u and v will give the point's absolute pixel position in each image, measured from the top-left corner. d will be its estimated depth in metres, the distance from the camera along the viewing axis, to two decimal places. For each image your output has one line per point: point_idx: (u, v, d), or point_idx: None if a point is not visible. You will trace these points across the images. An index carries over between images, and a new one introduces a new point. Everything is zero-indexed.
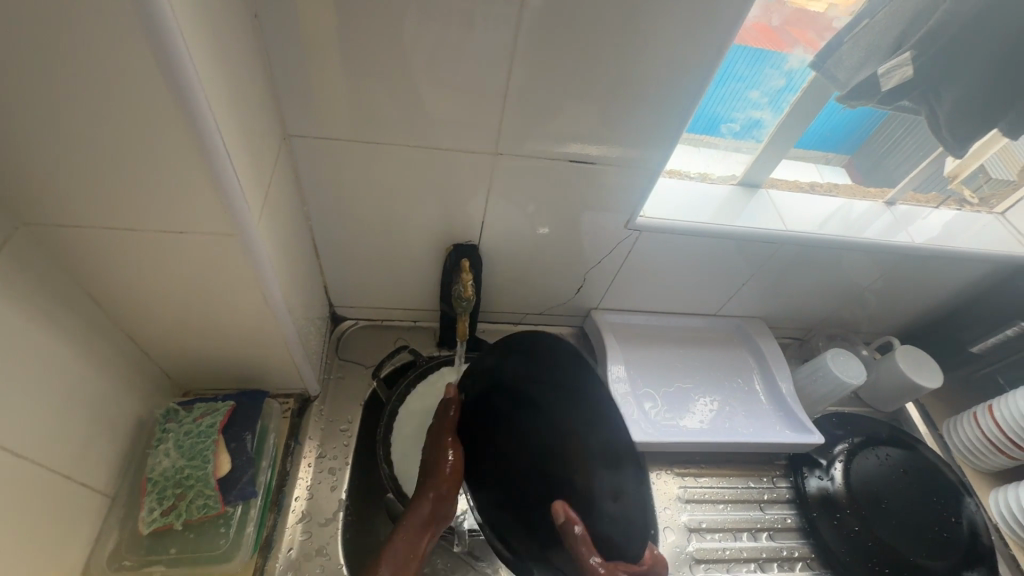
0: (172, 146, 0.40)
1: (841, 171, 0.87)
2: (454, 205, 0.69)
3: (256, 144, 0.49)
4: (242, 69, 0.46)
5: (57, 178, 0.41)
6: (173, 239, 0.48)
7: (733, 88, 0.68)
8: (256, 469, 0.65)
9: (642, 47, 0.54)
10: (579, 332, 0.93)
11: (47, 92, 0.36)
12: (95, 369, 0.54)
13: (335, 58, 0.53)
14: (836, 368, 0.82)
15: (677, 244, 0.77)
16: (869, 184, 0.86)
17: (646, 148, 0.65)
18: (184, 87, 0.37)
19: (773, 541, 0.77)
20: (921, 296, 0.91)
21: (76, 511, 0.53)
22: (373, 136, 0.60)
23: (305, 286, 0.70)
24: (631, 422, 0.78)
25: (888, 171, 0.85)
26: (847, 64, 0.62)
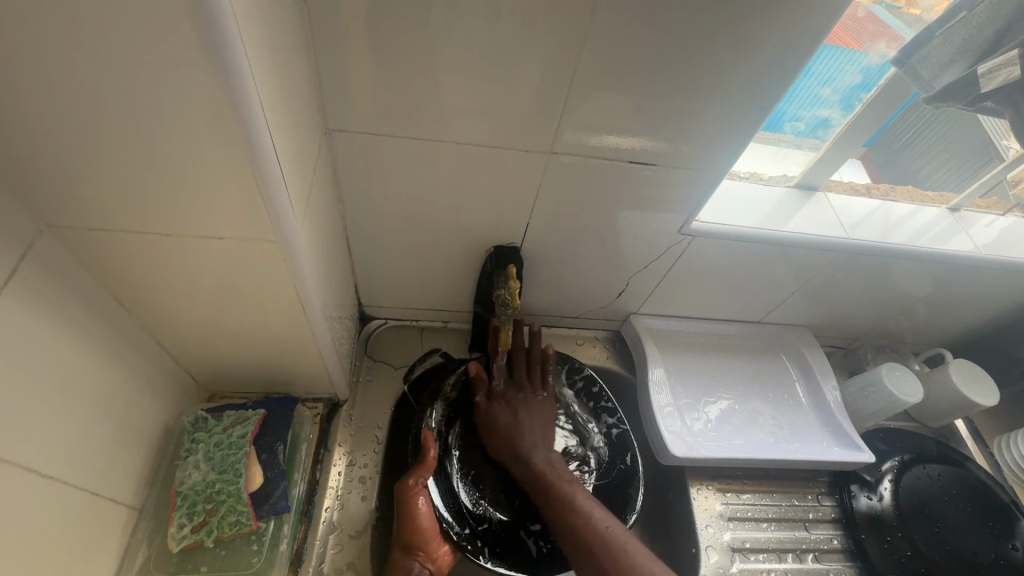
0: (217, 148, 0.36)
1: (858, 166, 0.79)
2: (498, 205, 0.65)
3: (301, 140, 0.45)
4: (290, 59, 0.42)
5: (89, 177, 0.38)
6: (211, 244, 0.44)
7: (805, 84, 0.61)
8: (289, 482, 0.62)
9: (717, 42, 0.50)
10: (614, 336, 0.90)
11: (82, 85, 0.32)
12: (123, 376, 0.51)
13: (383, 45, 0.49)
14: (891, 384, 0.78)
15: (730, 250, 0.72)
16: (885, 180, 0.80)
17: (709, 150, 0.60)
18: (237, 87, 0.33)
19: (819, 563, 0.74)
20: (978, 310, 0.86)
21: (104, 527, 0.51)
22: (420, 130, 0.56)
23: (339, 287, 0.66)
24: (672, 436, 0.75)
25: (907, 166, 0.78)
26: (934, 61, 0.57)
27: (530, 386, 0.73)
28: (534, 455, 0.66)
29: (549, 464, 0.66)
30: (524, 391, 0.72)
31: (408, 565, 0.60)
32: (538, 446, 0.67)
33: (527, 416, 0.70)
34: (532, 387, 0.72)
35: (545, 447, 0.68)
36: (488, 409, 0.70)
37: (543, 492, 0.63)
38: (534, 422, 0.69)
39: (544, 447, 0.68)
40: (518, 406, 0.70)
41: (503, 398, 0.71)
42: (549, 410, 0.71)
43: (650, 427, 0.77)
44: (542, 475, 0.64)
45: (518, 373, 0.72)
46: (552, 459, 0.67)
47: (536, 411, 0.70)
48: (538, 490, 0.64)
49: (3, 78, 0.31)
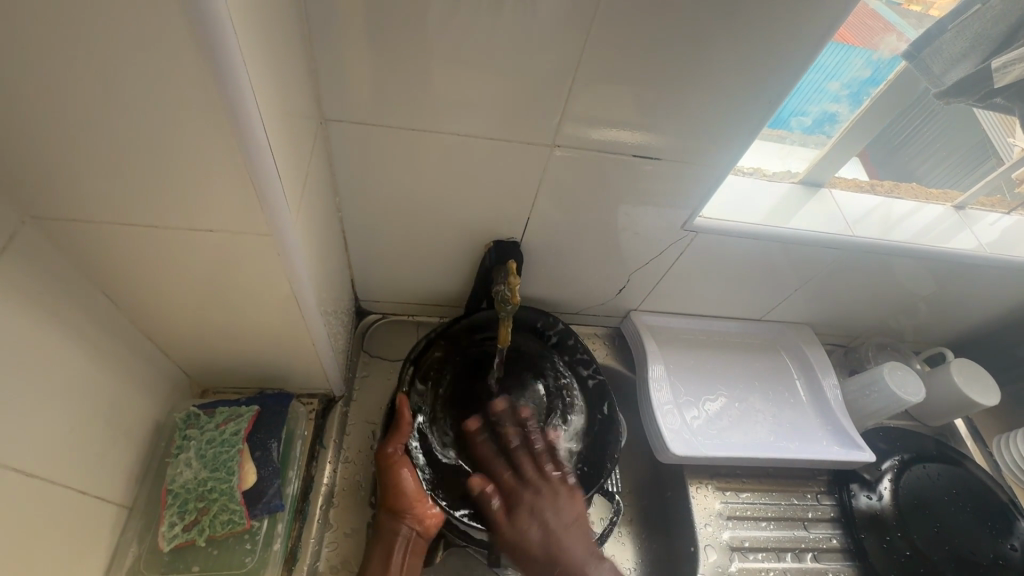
0: (207, 139, 0.35)
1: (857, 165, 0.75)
2: (498, 200, 0.64)
3: (295, 131, 0.44)
4: (284, 47, 0.40)
5: (72, 167, 0.36)
6: (202, 238, 0.43)
7: (812, 79, 0.59)
8: (283, 480, 0.61)
9: (724, 37, 0.48)
10: (614, 333, 0.89)
11: (64, 72, 0.30)
12: (112, 373, 0.50)
13: (380, 34, 0.47)
14: (892, 383, 0.77)
15: (732, 248, 0.71)
16: (885, 178, 0.77)
17: (713, 144, 0.59)
18: (227, 77, 0.31)
19: (817, 562, 0.74)
20: (980, 309, 0.85)
21: (92, 527, 0.49)
22: (419, 121, 0.54)
23: (334, 282, 0.65)
24: (672, 435, 0.74)
25: (906, 162, 0.75)
26: (947, 56, 0.57)
27: (549, 484, 0.64)
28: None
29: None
30: (546, 493, 0.63)
31: (395, 528, 0.61)
32: (587, 560, 0.58)
33: (563, 529, 0.60)
34: (550, 483, 0.64)
35: (598, 556, 0.59)
36: (514, 529, 0.61)
37: None
38: (574, 530, 0.60)
39: (594, 559, 0.59)
40: (547, 514, 0.61)
41: (526, 508, 0.62)
42: (578, 507, 0.63)
43: (649, 424, 0.76)
44: None
45: (528, 473, 0.64)
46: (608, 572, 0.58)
47: (565, 509, 0.62)
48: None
49: None
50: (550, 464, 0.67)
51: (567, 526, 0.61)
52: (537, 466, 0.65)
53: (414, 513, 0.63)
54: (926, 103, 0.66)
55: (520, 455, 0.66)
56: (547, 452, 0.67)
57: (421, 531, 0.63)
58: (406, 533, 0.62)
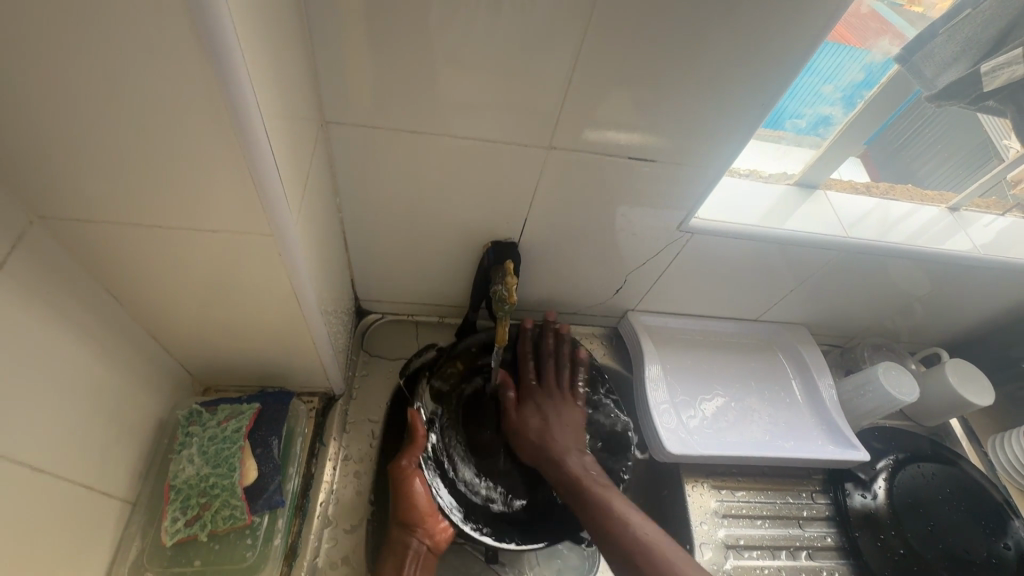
0: (211, 141, 0.36)
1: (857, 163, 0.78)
2: (496, 201, 0.65)
3: (297, 134, 0.45)
4: (286, 52, 0.41)
5: (79, 169, 0.37)
6: (205, 237, 0.44)
7: (808, 82, 0.60)
8: (284, 476, 0.63)
9: (718, 40, 0.49)
10: (612, 333, 0.90)
11: (73, 76, 0.31)
12: (116, 370, 0.51)
13: (380, 39, 0.48)
14: (887, 383, 0.78)
15: (728, 249, 0.72)
16: (885, 179, 0.80)
17: (709, 146, 0.60)
18: (230, 79, 0.32)
19: (812, 560, 0.75)
20: (974, 311, 0.86)
21: (96, 521, 0.50)
22: (418, 124, 0.55)
23: (335, 282, 0.66)
24: (668, 434, 0.75)
25: (907, 163, 0.77)
26: (937, 59, 0.58)
27: (558, 390, 0.72)
28: (567, 460, 0.65)
29: (583, 469, 0.65)
30: (553, 396, 0.71)
31: (406, 542, 0.61)
32: (571, 451, 0.66)
33: (557, 425, 0.68)
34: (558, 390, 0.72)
35: (578, 453, 0.66)
36: (518, 415, 0.70)
37: (576, 498, 0.62)
38: (566, 430, 0.68)
39: (576, 453, 0.66)
40: (548, 411, 0.70)
41: (533, 402, 0.71)
42: (578, 415, 0.70)
43: (645, 423, 0.77)
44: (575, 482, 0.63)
45: (547, 375, 0.73)
46: (587, 465, 0.65)
47: (566, 413, 0.70)
48: (575, 498, 0.62)
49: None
50: (568, 378, 0.74)
51: (563, 424, 0.69)
52: (559, 373, 0.74)
53: (425, 526, 0.62)
54: (919, 107, 0.67)
55: (547, 363, 0.74)
56: (571, 364, 0.75)
57: (431, 546, 0.62)
58: (416, 547, 0.61)
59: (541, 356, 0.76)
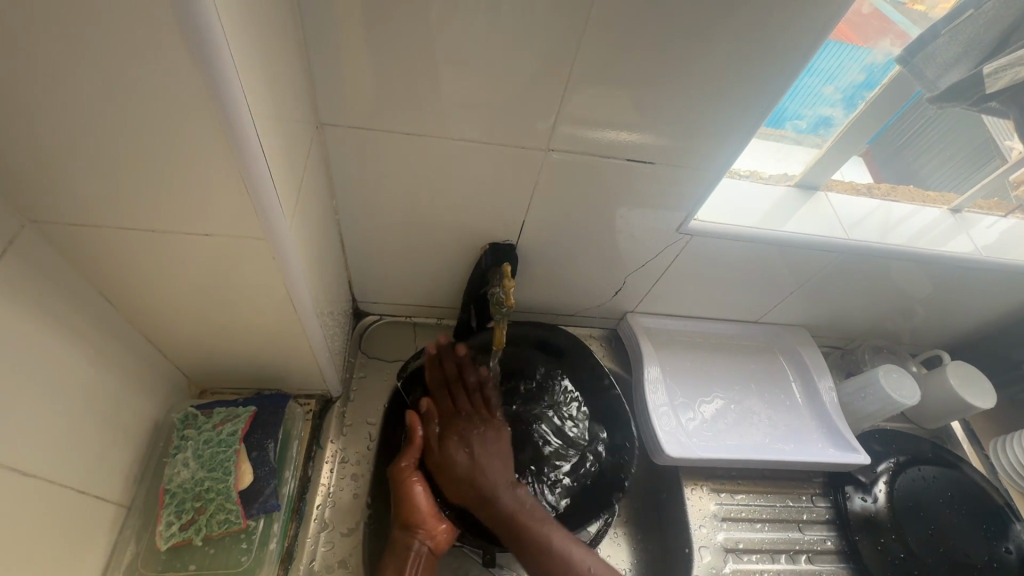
0: (203, 145, 0.36)
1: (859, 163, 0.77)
2: (494, 203, 0.64)
3: (291, 136, 0.44)
4: (280, 53, 0.41)
5: (70, 173, 0.37)
6: (198, 241, 0.44)
7: (807, 83, 0.60)
8: (279, 480, 0.61)
9: (716, 41, 0.49)
10: (610, 335, 0.89)
11: (61, 78, 0.31)
12: (111, 373, 0.51)
13: (376, 40, 0.48)
14: (888, 386, 0.77)
15: (727, 250, 0.72)
16: (886, 179, 0.78)
17: (707, 148, 0.59)
18: (222, 83, 0.32)
19: (811, 564, 0.74)
20: (976, 313, 0.86)
21: (91, 525, 0.50)
22: (414, 125, 0.55)
23: (331, 284, 0.65)
24: (667, 436, 0.74)
25: (909, 163, 0.76)
26: (939, 60, 0.57)
27: (479, 418, 0.69)
28: (501, 495, 0.63)
29: (517, 503, 0.63)
30: (477, 426, 0.68)
31: (407, 543, 0.60)
32: (504, 485, 0.64)
33: (484, 455, 0.66)
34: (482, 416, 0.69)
35: (510, 486, 0.65)
36: (442, 453, 0.66)
37: (515, 533, 0.61)
38: (493, 460, 0.66)
39: (509, 487, 0.65)
40: (473, 442, 0.67)
41: (454, 436, 0.67)
42: (505, 440, 0.68)
43: (644, 426, 0.77)
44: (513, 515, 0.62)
45: (462, 404, 0.70)
46: (521, 498, 0.64)
47: (492, 441, 0.68)
48: (511, 533, 0.61)
49: None
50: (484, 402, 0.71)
51: (489, 454, 0.67)
52: (472, 402, 0.70)
53: (427, 527, 0.62)
54: (921, 107, 0.67)
55: (460, 393, 0.70)
56: (484, 389, 0.71)
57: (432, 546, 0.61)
58: (418, 548, 0.60)
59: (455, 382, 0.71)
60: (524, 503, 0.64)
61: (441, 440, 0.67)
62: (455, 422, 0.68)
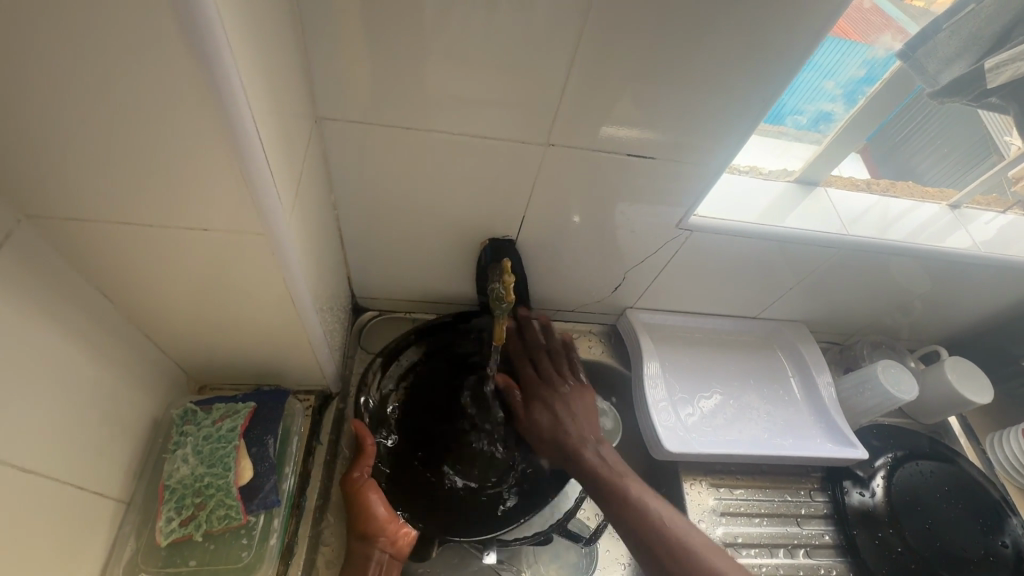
0: (201, 139, 0.35)
1: (857, 158, 0.76)
2: (494, 198, 0.64)
3: (289, 130, 0.44)
4: (277, 46, 0.40)
5: (66, 167, 0.36)
6: (197, 236, 0.43)
7: (809, 78, 0.60)
8: (279, 476, 0.61)
9: (717, 35, 0.49)
10: (610, 331, 0.89)
11: (57, 71, 0.31)
12: (110, 369, 0.51)
13: (374, 34, 0.47)
14: (885, 381, 0.78)
15: (728, 246, 0.72)
16: (885, 176, 0.78)
17: (708, 142, 0.59)
18: (221, 75, 0.32)
19: (810, 558, 0.75)
20: (974, 308, 0.86)
21: (91, 521, 0.50)
22: (414, 120, 0.55)
23: (330, 279, 0.65)
24: (667, 431, 0.74)
25: (907, 159, 0.76)
26: (940, 55, 0.58)
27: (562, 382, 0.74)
28: (585, 452, 0.68)
29: (602, 459, 0.67)
30: (562, 391, 0.73)
31: (367, 555, 0.60)
32: (588, 442, 0.69)
33: (569, 416, 0.71)
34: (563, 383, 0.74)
35: (594, 443, 0.69)
36: (528, 416, 0.71)
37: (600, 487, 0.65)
38: (578, 421, 0.71)
39: (594, 444, 0.69)
40: (557, 406, 0.72)
41: (541, 401, 0.72)
42: (589, 403, 0.73)
43: (643, 422, 0.77)
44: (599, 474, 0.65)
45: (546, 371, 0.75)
46: (605, 455, 0.68)
47: (575, 405, 0.72)
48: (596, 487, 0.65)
49: None
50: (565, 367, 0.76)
51: (574, 416, 0.71)
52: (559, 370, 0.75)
53: (387, 534, 0.62)
54: (922, 104, 0.67)
55: (543, 360, 0.75)
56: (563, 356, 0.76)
57: (394, 552, 0.62)
58: (379, 557, 0.61)
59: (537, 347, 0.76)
60: (606, 460, 0.68)
61: (528, 404, 0.72)
62: (540, 388, 0.73)
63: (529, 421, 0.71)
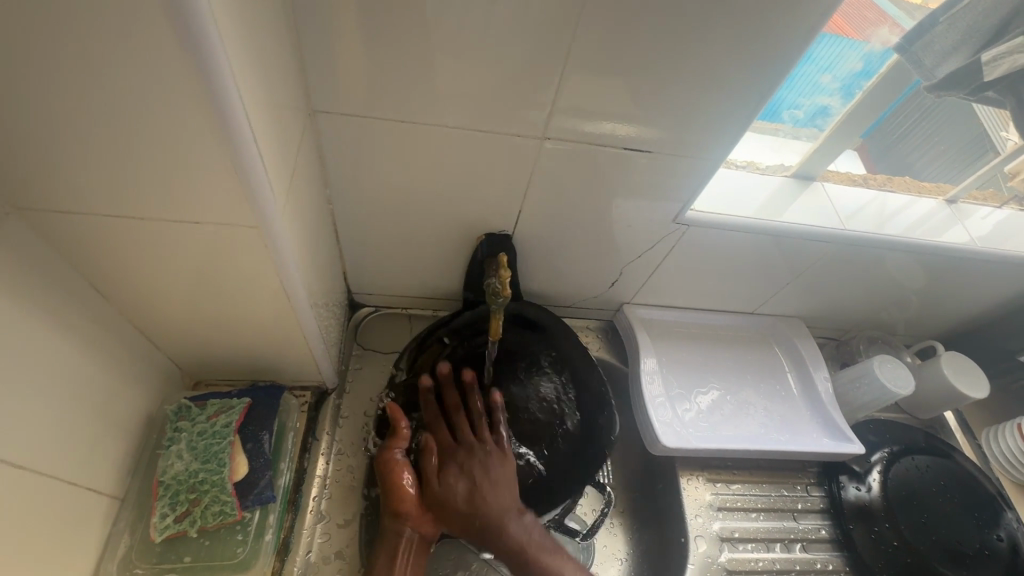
0: (193, 132, 0.35)
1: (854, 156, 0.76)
2: (490, 193, 0.64)
3: (283, 124, 0.43)
4: (270, 37, 0.40)
5: (56, 160, 0.36)
6: (188, 229, 0.43)
7: (806, 71, 0.59)
8: (275, 472, 0.61)
9: (715, 30, 0.48)
10: (607, 326, 0.89)
11: (48, 63, 0.30)
12: (103, 365, 0.50)
13: (369, 26, 0.47)
14: (883, 376, 0.78)
15: (725, 241, 0.72)
16: (883, 170, 0.77)
17: (704, 137, 0.59)
18: (212, 68, 0.31)
19: (806, 553, 0.75)
20: (970, 304, 0.86)
21: (85, 517, 0.50)
22: (408, 113, 0.54)
23: (325, 275, 0.65)
24: (664, 427, 0.74)
25: (904, 155, 0.76)
26: (938, 48, 0.57)
27: (482, 446, 0.66)
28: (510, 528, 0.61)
29: (527, 534, 0.61)
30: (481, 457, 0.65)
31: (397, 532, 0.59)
32: (511, 515, 0.62)
33: (489, 484, 0.63)
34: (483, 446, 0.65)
35: (518, 515, 0.62)
36: (441, 485, 0.62)
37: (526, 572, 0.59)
38: (499, 489, 0.63)
39: (516, 514, 0.62)
40: (476, 472, 0.63)
41: (456, 467, 0.64)
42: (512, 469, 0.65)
43: (641, 417, 0.77)
44: (523, 550, 0.60)
45: (465, 435, 0.66)
46: (529, 527, 0.62)
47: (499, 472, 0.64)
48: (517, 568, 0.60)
49: None
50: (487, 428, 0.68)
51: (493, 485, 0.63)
52: (478, 433, 0.67)
53: (417, 515, 0.61)
54: (921, 97, 0.67)
55: (460, 421, 0.67)
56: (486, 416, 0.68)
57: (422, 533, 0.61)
58: (409, 536, 0.60)
59: (457, 406, 0.68)
60: (532, 535, 0.62)
61: (441, 473, 0.64)
62: (455, 454, 0.65)
63: (442, 488, 0.62)
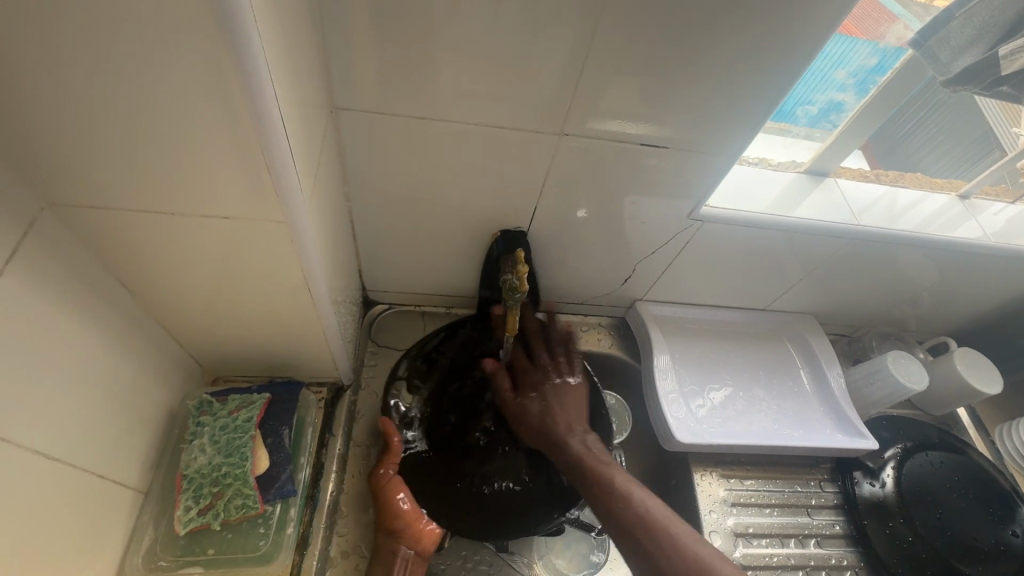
0: (224, 128, 0.36)
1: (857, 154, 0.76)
2: (506, 189, 0.64)
3: (308, 120, 0.44)
4: (298, 34, 0.40)
5: (91, 156, 0.37)
6: (216, 224, 0.43)
7: (820, 68, 0.60)
8: (295, 466, 0.62)
9: (734, 25, 0.49)
10: (619, 323, 0.89)
11: (87, 59, 0.31)
12: (128, 360, 0.51)
13: (391, 24, 0.47)
14: (896, 370, 0.78)
15: (738, 237, 0.72)
16: (889, 167, 0.78)
17: (720, 134, 0.59)
18: (245, 63, 0.32)
19: (820, 548, 0.75)
20: (983, 300, 0.86)
21: (111, 509, 0.51)
22: (428, 110, 0.55)
23: (343, 271, 0.65)
24: (679, 423, 0.75)
25: (911, 152, 0.76)
26: (953, 43, 0.57)
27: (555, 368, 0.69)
28: (570, 441, 0.62)
29: (586, 448, 0.61)
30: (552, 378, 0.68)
31: (394, 550, 0.62)
32: (573, 431, 0.63)
33: (557, 403, 0.66)
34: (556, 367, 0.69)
35: (581, 433, 0.63)
36: (516, 401, 0.67)
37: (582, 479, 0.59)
38: (567, 408, 0.65)
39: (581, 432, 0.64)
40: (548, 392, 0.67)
41: (530, 387, 0.68)
42: (581, 392, 0.67)
43: (654, 414, 0.77)
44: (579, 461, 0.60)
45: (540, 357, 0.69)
46: (591, 446, 0.62)
47: (566, 394, 0.67)
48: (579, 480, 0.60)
49: (11, 54, 0.30)
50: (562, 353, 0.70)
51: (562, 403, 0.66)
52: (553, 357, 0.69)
53: (411, 533, 0.64)
54: (935, 93, 0.67)
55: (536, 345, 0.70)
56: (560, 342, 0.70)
57: (419, 551, 0.64)
58: (404, 554, 0.63)
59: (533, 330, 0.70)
60: (594, 451, 0.62)
61: (516, 392, 0.68)
62: (529, 375, 0.68)
63: (517, 402, 0.67)
